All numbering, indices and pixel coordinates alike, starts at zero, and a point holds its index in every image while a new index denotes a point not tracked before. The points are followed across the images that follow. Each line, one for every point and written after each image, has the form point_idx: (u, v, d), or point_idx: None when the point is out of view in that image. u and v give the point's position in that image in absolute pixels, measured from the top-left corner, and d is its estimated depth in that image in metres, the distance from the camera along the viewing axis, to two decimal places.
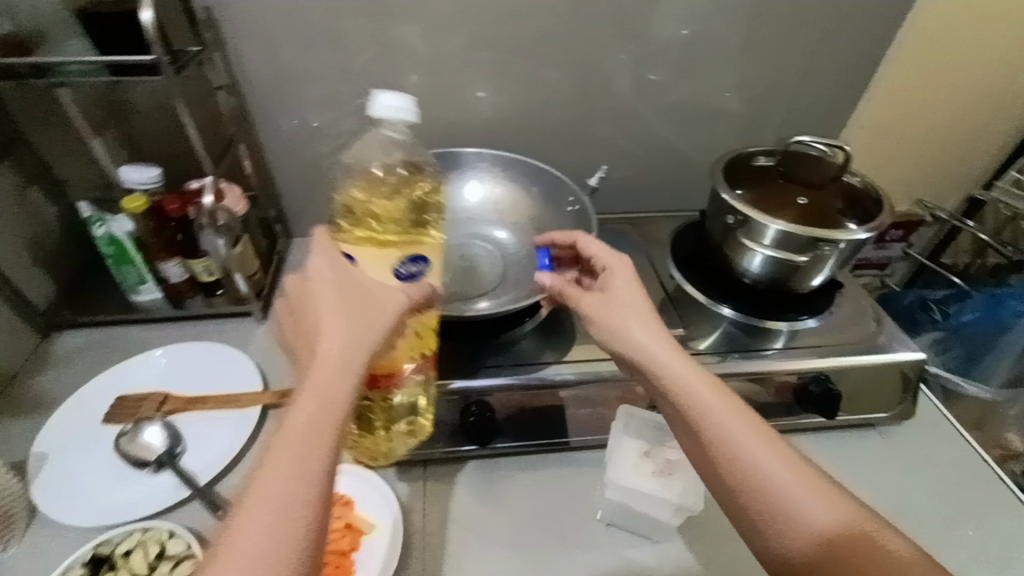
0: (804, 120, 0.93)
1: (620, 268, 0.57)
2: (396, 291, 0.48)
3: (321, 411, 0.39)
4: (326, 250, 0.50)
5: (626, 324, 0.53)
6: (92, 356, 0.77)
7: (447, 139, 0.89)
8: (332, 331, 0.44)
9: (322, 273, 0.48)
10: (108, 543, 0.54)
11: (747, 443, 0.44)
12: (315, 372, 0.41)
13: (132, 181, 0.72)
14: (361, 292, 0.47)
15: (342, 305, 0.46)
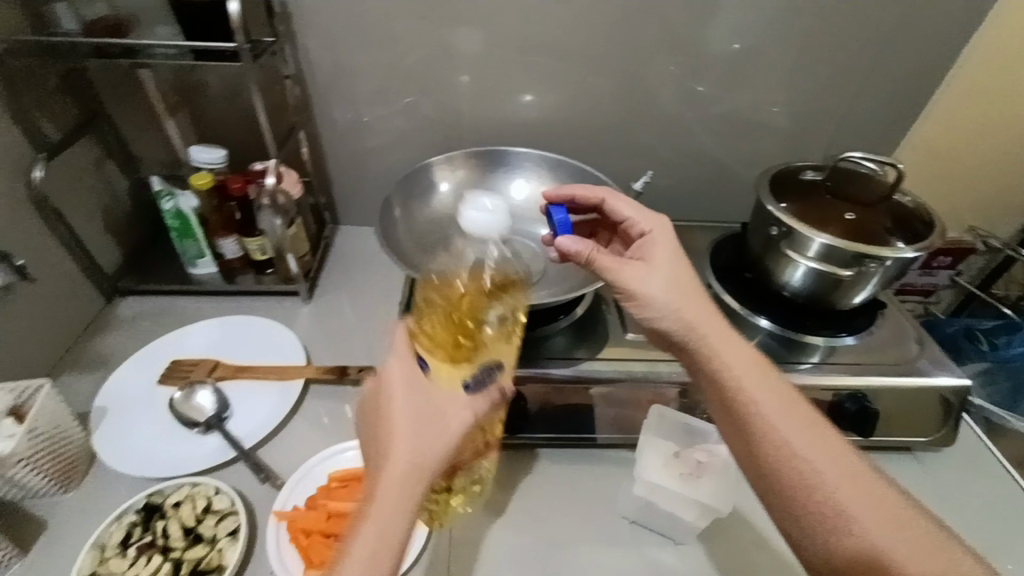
0: (853, 139, 0.92)
1: (663, 239, 0.58)
2: (464, 407, 0.46)
3: (399, 500, 0.44)
4: (402, 359, 0.49)
5: (677, 303, 0.54)
6: (150, 322, 0.81)
7: (496, 138, 0.92)
8: (400, 454, 0.45)
9: (397, 385, 0.48)
10: (160, 494, 0.57)
11: (801, 437, 0.47)
12: (392, 472, 0.44)
13: (201, 160, 0.76)
14: (430, 410, 0.46)
15: (411, 426, 0.46)
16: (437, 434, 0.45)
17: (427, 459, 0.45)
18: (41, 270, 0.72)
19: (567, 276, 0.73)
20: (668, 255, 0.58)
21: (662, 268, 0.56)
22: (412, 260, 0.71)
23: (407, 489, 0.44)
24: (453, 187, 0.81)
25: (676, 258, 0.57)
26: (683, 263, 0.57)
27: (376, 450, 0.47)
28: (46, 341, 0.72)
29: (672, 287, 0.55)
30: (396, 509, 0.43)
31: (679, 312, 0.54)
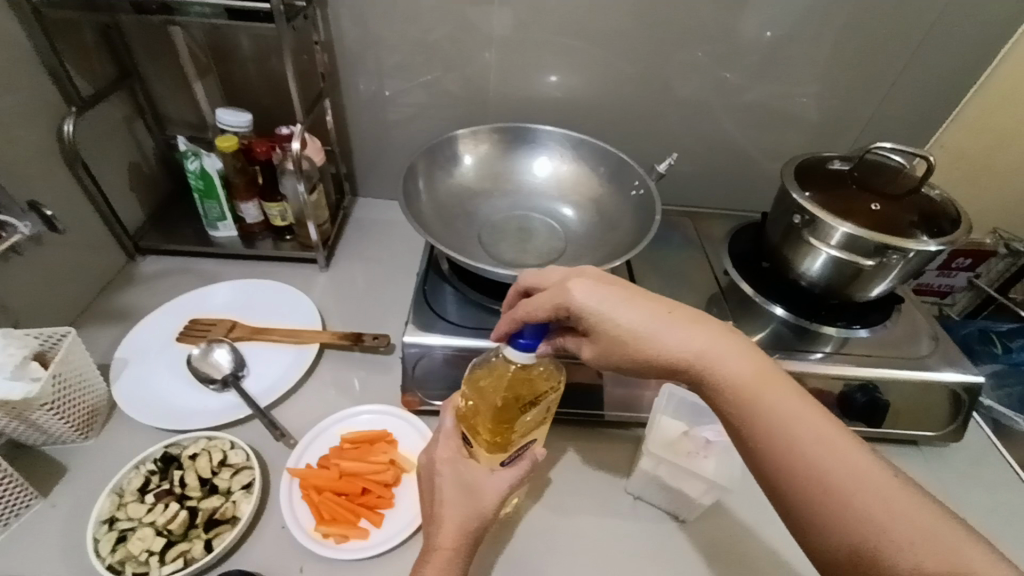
0: (881, 135, 0.91)
1: (600, 286, 0.48)
2: (504, 479, 0.52)
3: (459, 537, 0.49)
4: (448, 439, 0.54)
5: (651, 332, 0.46)
6: (171, 280, 0.83)
7: (519, 117, 0.92)
8: (448, 521, 0.49)
9: (443, 461, 0.53)
10: (178, 445, 0.59)
11: (811, 441, 0.39)
12: (445, 517, 0.49)
13: (227, 123, 0.77)
14: (475, 478, 0.52)
15: (457, 497, 0.51)
16: (480, 503, 0.51)
17: (471, 528, 0.50)
18: (68, 222, 0.73)
19: (585, 254, 0.73)
20: (614, 309, 0.47)
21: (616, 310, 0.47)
22: (432, 231, 0.72)
23: (456, 550, 0.48)
24: (475, 161, 0.81)
25: (625, 305, 0.47)
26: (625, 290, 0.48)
27: (426, 517, 0.51)
28: (70, 291, 0.74)
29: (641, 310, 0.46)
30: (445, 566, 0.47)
31: (652, 338, 0.45)
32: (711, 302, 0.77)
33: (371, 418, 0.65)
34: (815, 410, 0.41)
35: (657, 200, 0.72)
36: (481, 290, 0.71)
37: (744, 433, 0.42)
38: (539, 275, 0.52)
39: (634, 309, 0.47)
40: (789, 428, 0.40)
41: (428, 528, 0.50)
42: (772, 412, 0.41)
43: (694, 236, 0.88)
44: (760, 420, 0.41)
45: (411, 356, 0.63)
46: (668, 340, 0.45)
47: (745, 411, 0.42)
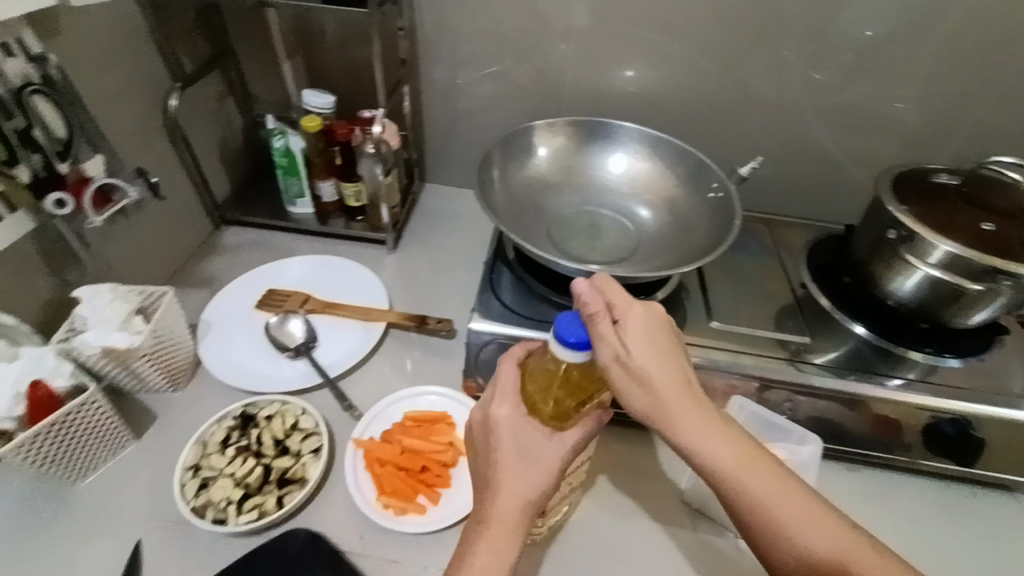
0: (990, 147, 0.84)
1: (642, 329, 0.47)
2: (562, 445, 0.49)
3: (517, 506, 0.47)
4: (507, 397, 0.51)
5: (661, 393, 0.47)
6: (251, 251, 0.87)
7: (593, 112, 0.90)
8: (508, 492, 0.48)
9: (503, 423, 0.50)
10: (254, 406, 0.62)
11: (794, 515, 0.45)
12: (508, 480, 0.48)
13: (312, 104, 0.81)
14: (533, 446, 0.49)
15: (518, 466, 0.48)
16: (541, 473, 0.48)
17: (532, 501, 0.48)
18: (166, 191, 0.78)
19: (658, 255, 0.72)
20: (645, 357, 0.47)
21: (646, 362, 0.47)
22: (503, 220, 0.72)
23: (513, 521, 0.47)
24: (550, 153, 0.80)
25: (656, 357, 0.48)
26: (650, 338, 0.48)
27: (485, 480, 0.50)
28: (164, 254, 0.79)
29: (666, 380, 0.47)
30: (504, 542, 0.46)
31: (659, 399, 0.47)
32: (785, 313, 0.74)
33: (433, 400, 0.66)
34: (796, 487, 0.47)
35: (737, 203, 0.70)
36: (549, 282, 0.70)
37: (734, 506, 0.47)
38: (611, 284, 0.49)
39: (662, 372, 0.47)
40: (771, 507, 0.45)
41: (489, 493, 0.48)
42: (759, 493, 0.46)
43: (770, 245, 0.84)
44: (747, 500, 0.46)
45: (477, 343, 0.64)
46: (678, 413, 0.47)
47: (735, 491, 0.46)
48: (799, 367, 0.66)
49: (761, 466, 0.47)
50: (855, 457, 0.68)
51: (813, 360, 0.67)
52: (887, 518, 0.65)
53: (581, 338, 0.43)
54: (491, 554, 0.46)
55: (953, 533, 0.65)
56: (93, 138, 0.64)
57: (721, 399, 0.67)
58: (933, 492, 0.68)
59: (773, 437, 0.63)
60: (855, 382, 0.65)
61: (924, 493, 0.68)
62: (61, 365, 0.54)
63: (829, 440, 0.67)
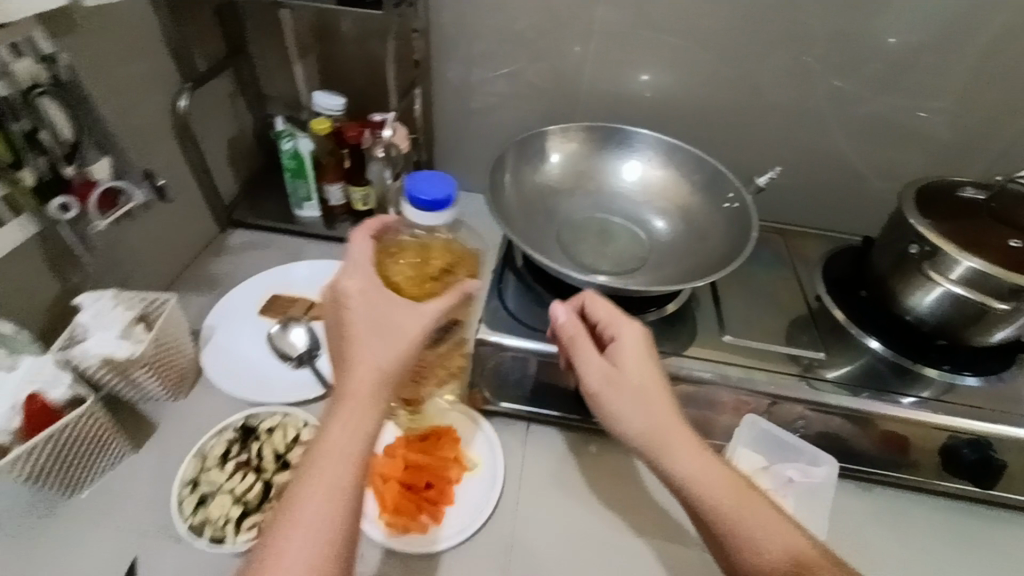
0: (1015, 160, 0.81)
1: (632, 347, 0.53)
2: (418, 316, 0.51)
3: (373, 382, 0.47)
4: (360, 270, 0.52)
5: (642, 407, 0.51)
6: (257, 252, 0.86)
7: (607, 116, 0.88)
8: (365, 365, 0.47)
9: (353, 296, 0.50)
10: (256, 418, 0.61)
11: (786, 551, 0.44)
12: (362, 357, 0.48)
13: (322, 106, 0.80)
14: (385, 317, 0.50)
15: (373, 336, 0.49)
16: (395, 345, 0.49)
17: (389, 373, 0.48)
18: (174, 191, 0.77)
19: (670, 266, 0.70)
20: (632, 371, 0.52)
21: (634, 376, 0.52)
22: (512, 225, 0.70)
23: (370, 394, 0.47)
24: (562, 158, 0.79)
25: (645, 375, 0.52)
26: (642, 357, 0.53)
27: (342, 364, 0.49)
28: (170, 255, 0.78)
29: (655, 400, 0.51)
30: (361, 414, 0.46)
31: (644, 415, 0.50)
32: (801, 326, 0.72)
33: (437, 411, 0.66)
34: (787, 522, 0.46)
35: (754, 214, 0.68)
36: (557, 293, 0.69)
37: (721, 538, 0.46)
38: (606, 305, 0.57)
39: (651, 392, 0.51)
40: (760, 540, 0.45)
41: (344, 372, 0.48)
42: (746, 522, 0.46)
43: (786, 256, 0.82)
44: (735, 531, 0.46)
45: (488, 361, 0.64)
46: (665, 436, 0.50)
47: (721, 521, 0.46)
48: (814, 386, 0.64)
49: (749, 497, 0.47)
50: (869, 475, 0.66)
51: (824, 376, 0.65)
52: (900, 540, 0.63)
53: (434, 198, 0.56)
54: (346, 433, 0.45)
55: (970, 557, 0.63)
56: (100, 139, 0.62)
57: (734, 415, 0.65)
58: (953, 515, 0.66)
59: (784, 458, 0.63)
60: (870, 400, 0.62)
61: (943, 516, 0.65)
62: (59, 374, 0.53)
63: (843, 458, 0.66)
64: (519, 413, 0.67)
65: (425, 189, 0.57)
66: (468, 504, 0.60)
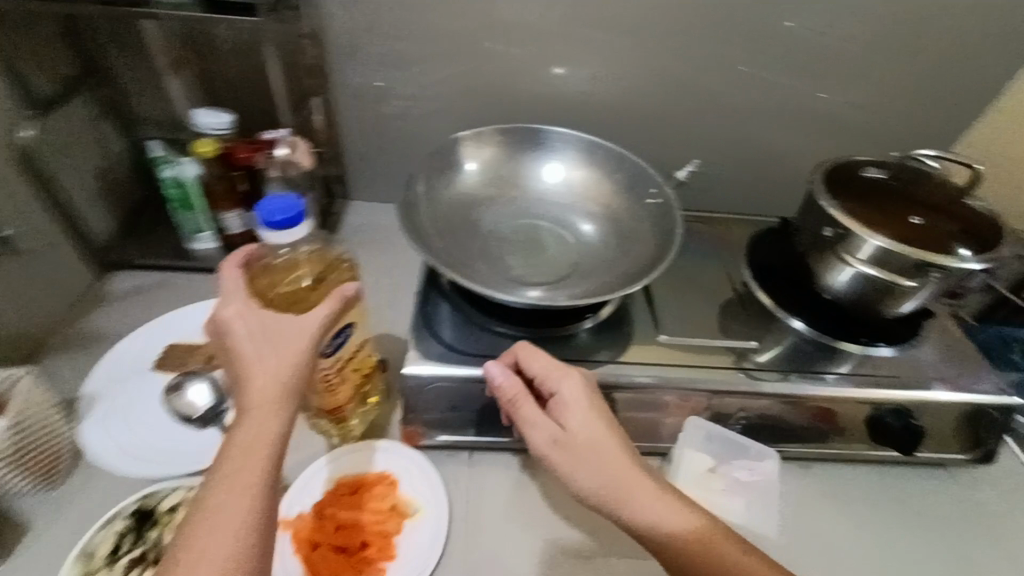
0: (906, 133, 0.86)
1: (577, 400, 0.52)
2: (305, 320, 0.51)
3: (269, 394, 0.48)
4: (235, 292, 0.51)
5: (596, 461, 0.49)
6: (144, 297, 0.76)
7: (522, 115, 0.85)
8: (259, 377, 0.48)
9: (233, 317, 0.50)
10: (153, 498, 0.55)
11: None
12: (253, 372, 0.48)
13: (202, 126, 0.70)
14: (269, 330, 0.50)
15: (260, 349, 0.49)
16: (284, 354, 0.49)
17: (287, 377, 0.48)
18: (28, 239, 0.66)
19: (600, 270, 0.68)
20: (581, 426, 0.50)
21: (583, 432, 0.50)
22: (433, 245, 0.65)
23: (270, 401, 0.47)
24: (479, 166, 0.75)
25: (595, 429, 0.51)
26: (589, 410, 0.51)
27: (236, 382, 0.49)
28: (33, 315, 0.67)
29: (609, 452, 0.49)
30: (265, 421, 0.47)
31: (601, 472, 0.48)
32: (730, 314, 0.73)
33: (368, 456, 0.62)
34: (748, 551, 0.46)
35: (677, 211, 0.68)
36: (489, 311, 0.66)
37: None
38: (544, 357, 0.55)
39: (604, 445, 0.50)
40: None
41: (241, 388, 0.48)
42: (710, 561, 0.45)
43: (710, 244, 0.83)
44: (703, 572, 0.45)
45: (424, 392, 0.60)
46: (625, 489, 0.48)
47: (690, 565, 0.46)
48: (750, 374, 0.64)
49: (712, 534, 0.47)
50: (807, 454, 0.67)
51: (755, 361, 0.66)
52: (839, 513, 0.65)
53: (288, 215, 0.49)
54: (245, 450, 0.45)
55: (900, 519, 0.66)
56: None
57: (677, 416, 0.64)
58: (885, 482, 0.68)
59: (732, 456, 0.63)
60: (801, 381, 0.64)
61: (877, 484, 0.68)
62: None
63: (782, 442, 0.66)
64: (461, 444, 0.63)
65: (276, 207, 0.50)
66: (413, 553, 0.55)
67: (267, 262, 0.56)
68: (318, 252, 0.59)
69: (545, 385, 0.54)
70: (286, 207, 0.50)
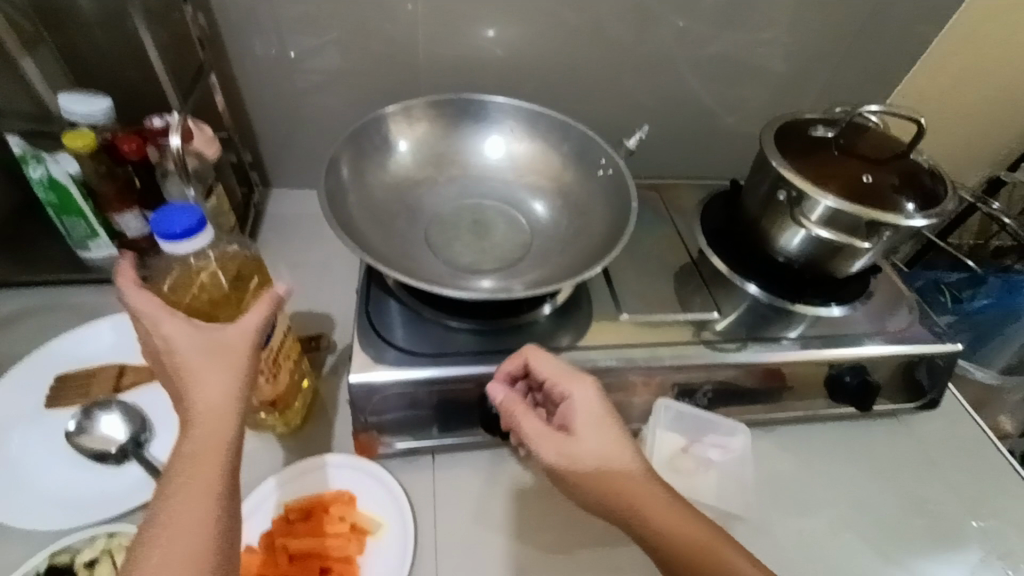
0: (844, 85, 0.86)
1: (588, 401, 0.49)
2: (247, 328, 0.45)
3: (218, 421, 0.41)
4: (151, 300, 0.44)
5: (604, 465, 0.46)
6: (36, 319, 0.66)
7: (455, 82, 0.77)
8: (209, 395, 0.42)
9: (170, 326, 0.44)
10: (68, 551, 0.49)
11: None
12: (203, 392, 0.42)
13: (77, 115, 0.60)
14: (210, 344, 0.43)
15: (205, 363, 0.43)
16: (233, 359, 0.43)
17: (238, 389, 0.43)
18: None
19: (555, 252, 0.63)
20: (589, 430, 0.48)
21: (592, 436, 0.47)
22: (367, 238, 0.59)
23: (224, 425, 0.41)
24: (413, 145, 0.67)
25: (604, 432, 0.48)
26: (599, 409, 0.49)
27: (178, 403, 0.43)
28: None
29: (620, 454, 0.47)
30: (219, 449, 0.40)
31: (614, 474, 0.46)
32: (688, 282, 0.71)
33: (318, 475, 0.56)
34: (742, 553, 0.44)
35: (630, 181, 0.63)
36: (439, 305, 0.60)
37: None
38: (551, 358, 0.52)
39: (614, 448, 0.47)
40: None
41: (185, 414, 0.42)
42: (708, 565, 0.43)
43: (662, 211, 0.80)
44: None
45: (391, 390, 0.54)
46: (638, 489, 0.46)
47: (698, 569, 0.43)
48: (713, 345, 0.63)
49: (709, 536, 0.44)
50: (769, 419, 0.68)
51: (714, 331, 0.65)
52: (804, 471, 0.66)
53: (187, 226, 0.42)
54: (192, 478, 0.38)
55: (858, 469, 0.67)
56: None
57: (642, 395, 0.62)
58: (844, 434, 0.70)
59: (704, 431, 0.63)
60: (763, 348, 0.63)
61: (838, 438, 0.69)
62: None
63: (747, 408, 0.66)
64: (422, 448, 0.59)
65: (173, 219, 0.43)
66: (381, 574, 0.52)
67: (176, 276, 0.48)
68: (228, 252, 0.51)
69: (551, 386, 0.51)
70: (184, 216, 0.44)
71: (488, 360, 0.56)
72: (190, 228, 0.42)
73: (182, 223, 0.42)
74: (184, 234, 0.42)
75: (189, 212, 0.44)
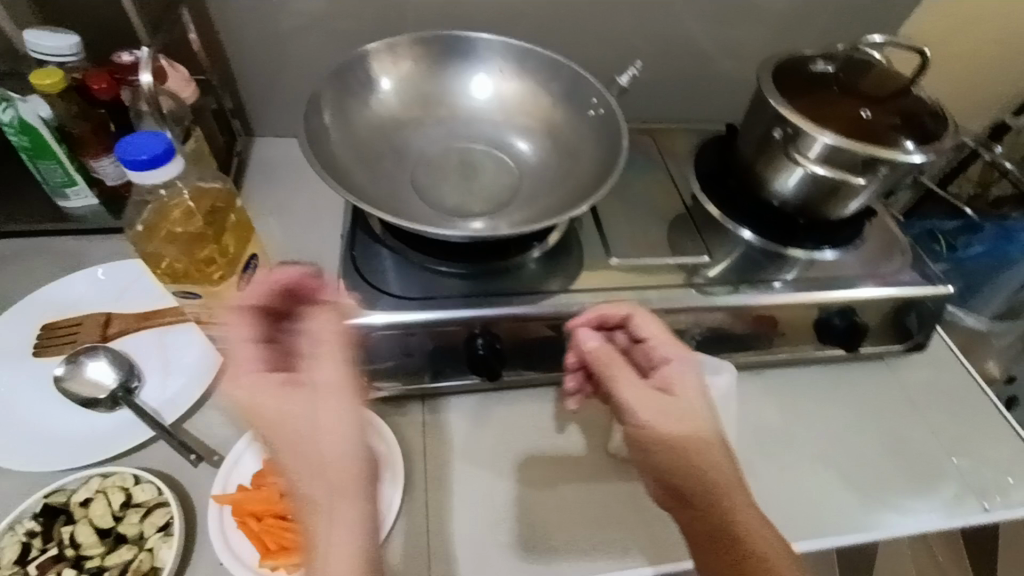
0: (849, 25, 0.82)
1: (690, 370, 0.50)
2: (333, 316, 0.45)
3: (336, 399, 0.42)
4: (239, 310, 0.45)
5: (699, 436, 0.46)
6: (20, 268, 0.65)
7: (443, 22, 0.73)
8: (329, 379, 0.42)
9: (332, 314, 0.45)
10: (61, 492, 0.49)
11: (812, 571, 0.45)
12: (326, 379, 0.42)
13: (44, 52, 0.58)
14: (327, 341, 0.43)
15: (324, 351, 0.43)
16: (344, 354, 0.43)
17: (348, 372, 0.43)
18: None
19: (543, 194, 0.62)
20: (691, 398, 0.48)
21: (693, 404, 0.48)
22: (351, 180, 0.57)
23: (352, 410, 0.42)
24: (396, 84, 0.65)
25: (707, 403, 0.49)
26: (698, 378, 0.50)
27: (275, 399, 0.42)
28: None
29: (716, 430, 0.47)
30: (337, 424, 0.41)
31: (712, 452, 0.46)
32: (681, 229, 0.70)
33: None
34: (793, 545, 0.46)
35: (621, 120, 0.61)
36: (427, 250, 0.60)
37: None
38: (653, 322, 0.53)
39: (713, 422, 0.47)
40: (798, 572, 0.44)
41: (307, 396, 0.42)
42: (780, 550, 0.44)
43: (658, 157, 0.78)
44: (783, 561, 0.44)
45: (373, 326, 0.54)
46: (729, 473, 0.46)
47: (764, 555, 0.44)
48: (702, 290, 0.63)
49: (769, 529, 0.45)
50: (757, 363, 0.68)
51: (705, 276, 0.64)
52: (790, 414, 0.67)
53: (153, 152, 0.42)
54: (332, 467, 0.40)
55: (844, 411, 0.68)
56: None
57: None
58: (830, 379, 0.71)
59: None
60: (754, 292, 0.63)
61: (825, 384, 0.70)
62: None
63: (737, 353, 0.66)
64: (411, 392, 0.59)
65: (139, 146, 0.43)
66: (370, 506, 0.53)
67: (153, 210, 0.51)
68: (196, 188, 0.53)
69: (653, 348, 0.52)
70: (151, 144, 0.43)
71: (477, 304, 0.56)
72: (158, 153, 0.43)
73: (147, 149, 0.43)
74: (152, 160, 0.42)
75: (155, 140, 0.44)
